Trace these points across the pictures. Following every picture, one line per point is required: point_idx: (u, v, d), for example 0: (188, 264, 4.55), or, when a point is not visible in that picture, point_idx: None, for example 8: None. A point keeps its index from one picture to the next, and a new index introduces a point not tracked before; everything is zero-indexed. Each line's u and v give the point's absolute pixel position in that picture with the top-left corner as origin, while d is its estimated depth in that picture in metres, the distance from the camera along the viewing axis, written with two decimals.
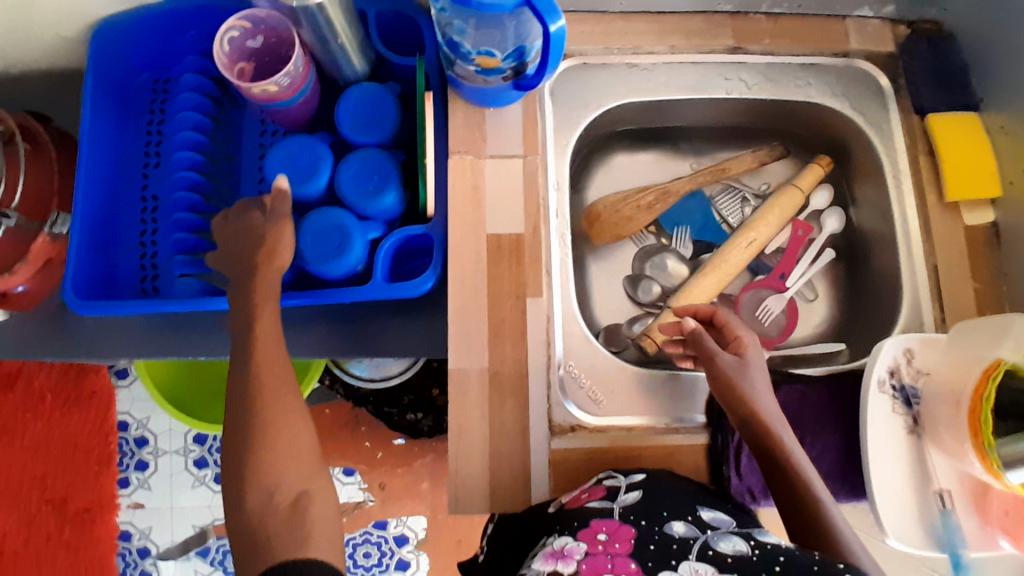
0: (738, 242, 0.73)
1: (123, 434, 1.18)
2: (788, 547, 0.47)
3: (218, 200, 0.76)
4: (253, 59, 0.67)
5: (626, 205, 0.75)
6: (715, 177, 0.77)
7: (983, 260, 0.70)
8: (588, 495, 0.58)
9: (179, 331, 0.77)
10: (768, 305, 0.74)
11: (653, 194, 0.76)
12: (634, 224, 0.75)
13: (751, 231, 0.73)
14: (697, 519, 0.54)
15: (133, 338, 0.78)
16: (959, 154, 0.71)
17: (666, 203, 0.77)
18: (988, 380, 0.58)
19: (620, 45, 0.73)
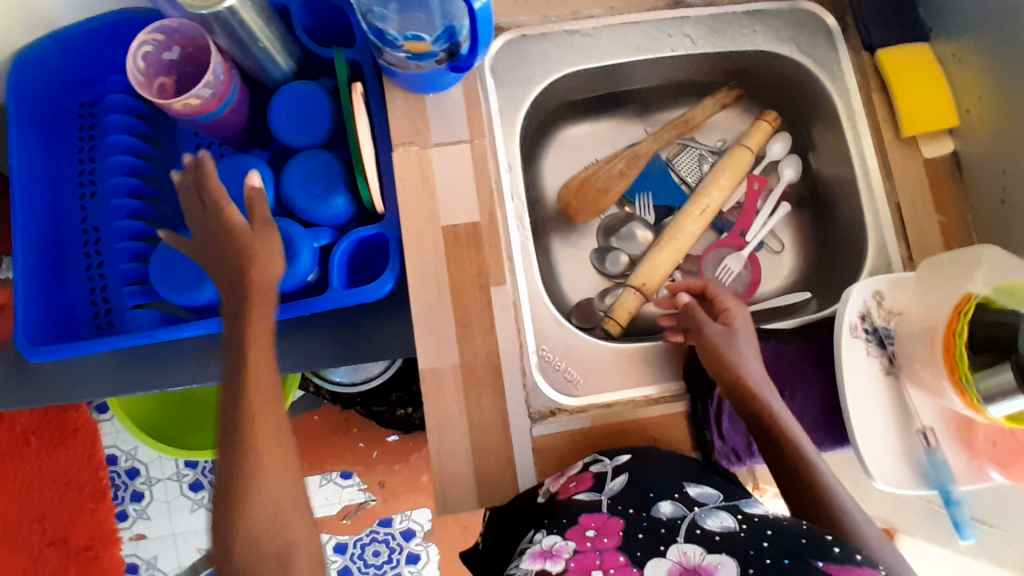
0: (690, 212, 0.72)
1: (113, 468, 1.16)
2: (775, 520, 0.50)
3: (163, 224, 0.72)
4: (173, 72, 0.64)
5: (597, 177, 0.73)
6: (679, 131, 0.75)
7: (947, 191, 0.70)
8: (576, 484, 0.58)
9: (145, 366, 0.72)
10: (728, 264, 0.73)
11: (625, 158, 0.74)
12: (610, 194, 0.73)
13: (700, 202, 0.72)
14: (685, 497, 0.54)
15: (97, 376, 0.73)
16: (914, 87, 0.69)
17: (636, 167, 0.74)
18: (960, 315, 0.57)
19: (558, 13, 0.70)
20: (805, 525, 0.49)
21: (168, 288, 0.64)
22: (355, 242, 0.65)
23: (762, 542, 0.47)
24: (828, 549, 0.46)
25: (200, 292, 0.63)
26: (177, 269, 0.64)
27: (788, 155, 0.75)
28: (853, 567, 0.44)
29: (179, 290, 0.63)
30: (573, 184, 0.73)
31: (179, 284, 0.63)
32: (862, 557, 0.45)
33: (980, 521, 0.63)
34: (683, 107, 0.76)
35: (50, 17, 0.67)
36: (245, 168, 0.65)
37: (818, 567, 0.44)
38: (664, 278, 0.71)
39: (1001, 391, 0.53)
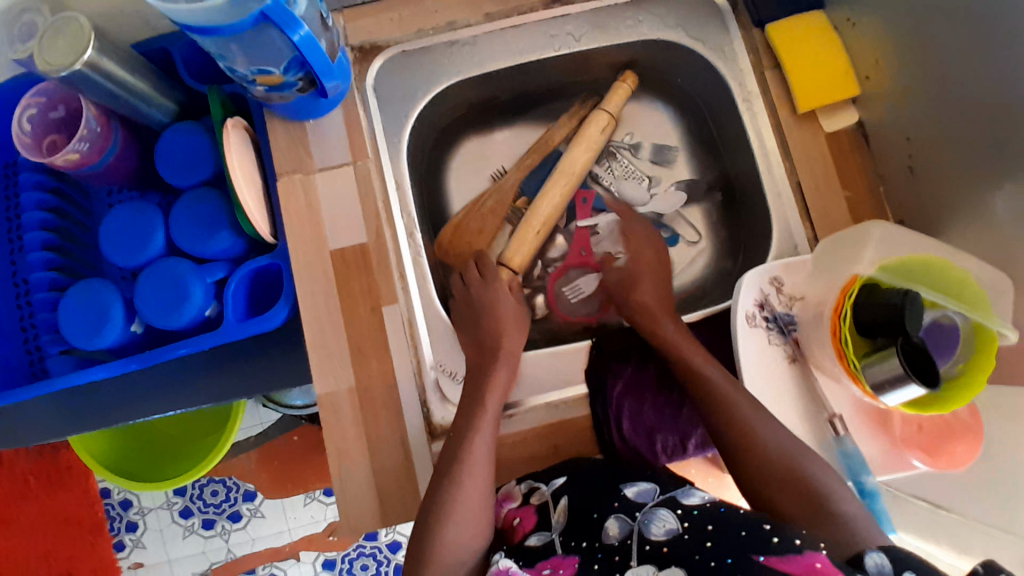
0: (554, 179, 0.70)
1: (107, 500, 1.15)
2: (713, 513, 0.49)
3: (82, 274, 0.73)
4: (63, 130, 0.65)
5: (471, 219, 0.71)
6: (543, 150, 0.73)
7: (855, 164, 0.67)
8: (523, 523, 0.56)
9: (80, 409, 0.71)
10: (580, 285, 0.72)
11: (493, 196, 0.72)
12: (489, 229, 0.71)
13: (563, 168, 0.70)
14: (624, 503, 0.53)
15: (36, 424, 0.72)
16: (806, 60, 0.66)
17: (506, 201, 0.72)
18: (845, 298, 0.54)
19: (434, 25, 0.69)
20: (745, 513, 0.48)
21: (76, 331, 0.66)
22: (248, 274, 0.66)
23: (705, 542, 0.46)
24: (768, 541, 0.44)
25: (104, 335, 0.66)
26: (80, 313, 0.66)
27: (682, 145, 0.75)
28: (792, 555, 0.42)
29: (84, 334, 0.66)
30: (447, 232, 0.71)
31: (89, 326, 0.66)
32: (803, 541, 0.44)
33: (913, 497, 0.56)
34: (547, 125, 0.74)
35: None
36: (136, 211, 0.66)
37: (759, 562, 0.43)
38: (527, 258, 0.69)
39: (889, 379, 0.50)
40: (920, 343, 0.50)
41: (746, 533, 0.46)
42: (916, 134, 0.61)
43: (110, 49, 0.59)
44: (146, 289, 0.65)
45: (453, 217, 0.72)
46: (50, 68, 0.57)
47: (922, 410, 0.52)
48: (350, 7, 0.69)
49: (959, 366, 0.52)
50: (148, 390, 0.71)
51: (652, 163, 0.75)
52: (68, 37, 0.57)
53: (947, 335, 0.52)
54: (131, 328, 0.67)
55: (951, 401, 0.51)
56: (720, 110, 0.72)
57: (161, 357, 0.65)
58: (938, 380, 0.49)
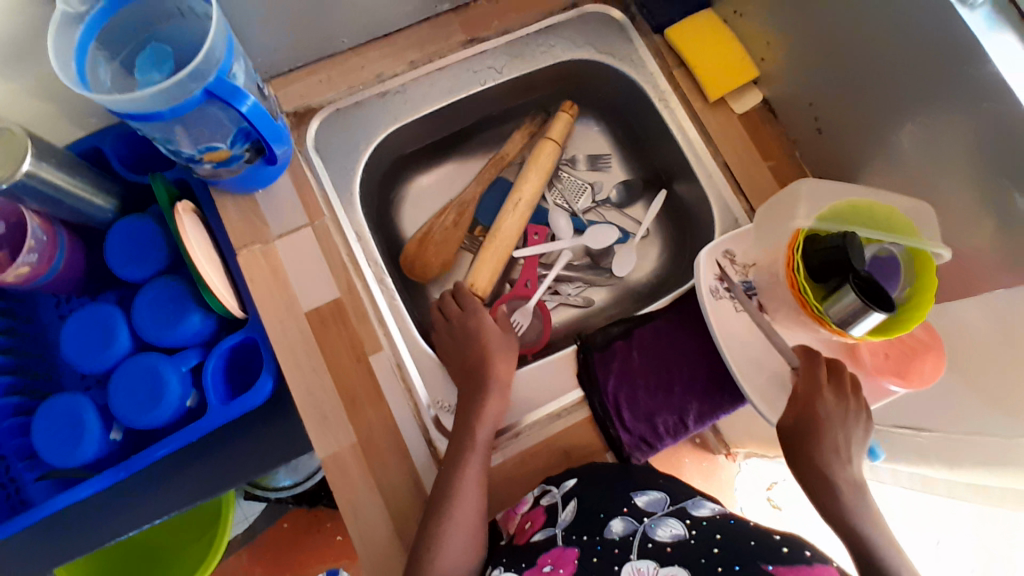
0: (508, 211, 0.74)
1: None
2: (722, 522, 0.51)
3: (43, 391, 0.69)
4: (2, 245, 0.62)
5: (435, 230, 0.75)
6: (500, 166, 0.78)
7: (769, 136, 0.74)
8: (531, 525, 0.58)
9: (64, 533, 0.66)
10: (518, 319, 0.73)
11: (454, 211, 0.76)
12: (451, 243, 0.74)
13: (515, 196, 0.74)
14: (634, 509, 0.55)
15: (16, 561, 0.66)
16: (706, 54, 0.74)
17: (466, 215, 0.76)
18: (794, 251, 0.60)
19: (363, 79, 0.72)
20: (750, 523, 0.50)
21: (52, 451, 0.62)
22: (223, 353, 0.65)
23: (712, 547, 0.48)
24: (777, 550, 0.45)
25: (83, 450, 0.62)
26: (52, 431, 0.62)
27: (612, 151, 0.83)
28: (801, 565, 0.43)
29: (59, 452, 0.62)
30: (412, 243, 0.74)
31: (65, 441, 0.62)
32: (812, 552, 0.44)
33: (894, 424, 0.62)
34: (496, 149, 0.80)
35: None
36: (98, 311, 0.65)
37: (767, 570, 0.44)
38: (493, 278, 0.73)
39: (850, 314, 0.55)
40: (868, 276, 0.55)
41: (755, 540, 0.47)
42: (817, 99, 0.68)
43: (49, 156, 0.59)
44: (120, 390, 0.62)
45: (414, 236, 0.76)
46: None
47: (886, 334, 0.56)
48: (279, 76, 0.71)
49: (906, 291, 0.57)
50: (136, 496, 0.67)
51: (586, 170, 0.82)
52: (5, 149, 0.57)
53: (889, 267, 0.59)
54: (110, 436, 0.64)
55: (906, 321, 0.56)
56: (642, 114, 0.79)
57: (151, 456, 0.63)
58: (892, 304, 0.54)
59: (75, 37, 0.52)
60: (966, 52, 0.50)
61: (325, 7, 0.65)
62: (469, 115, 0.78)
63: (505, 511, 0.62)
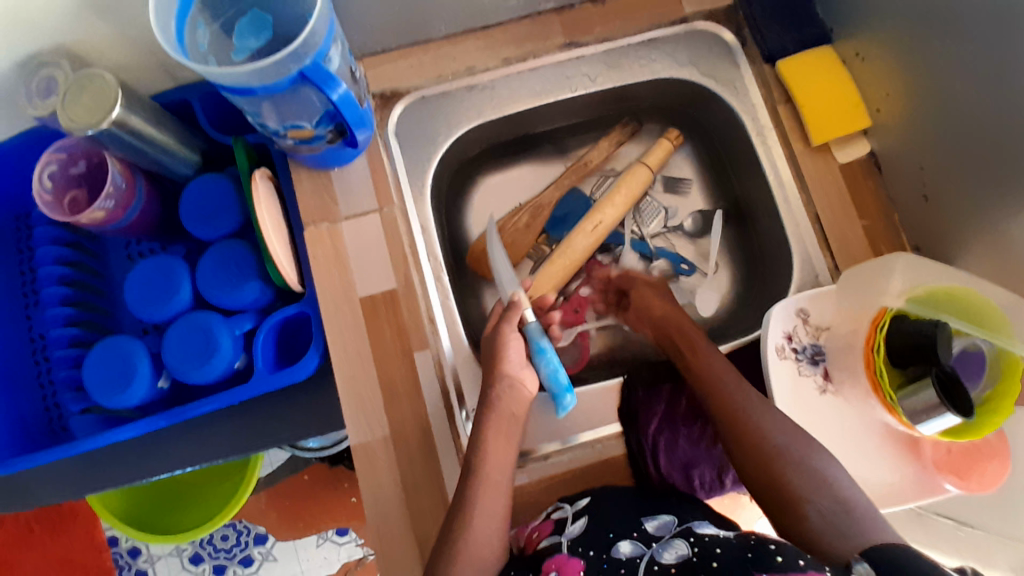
0: (581, 230, 0.71)
1: (115, 548, 1.08)
2: (724, 539, 0.49)
3: (104, 327, 0.73)
4: (84, 184, 0.67)
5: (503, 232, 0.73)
6: (580, 174, 0.75)
7: (869, 192, 0.69)
8: (539, 534, 0.58)
9: (104, 464, 0.70)
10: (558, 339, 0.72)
11: (528, 211, 0.74)
12: (520, 246, 0.73)
13: (593, 222, 0.71)
14: (643, 534, 0.53)
15: (58, 481, 0.70)
16: (815, 95, 0.68)
17: (542, 217, 0.74)
18: (877, 328, 0.56)
19: (453, 70, 0.71)
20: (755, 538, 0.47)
21: (101, 390, 0.65)
22: (276, 323, 0.66)
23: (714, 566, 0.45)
24: (771, 559, 0.43)
25: (131, 393, 0.65)
26: (104, 369, 0.65)
27: (692, 176, 0.78)
28: (795, 573, 0.41)
29: (109, 391, 0.65)
30: (479, 243, 0.73)
31: (116, 382, 0.65)
32: (806, 561, 0.42)
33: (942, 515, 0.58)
34: (575, 154, 0.78)
35: None
36: (162, 265, 0.66)
37: None
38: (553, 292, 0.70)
39: (925, 410, 0.51)
40: (953, 373, 0.51)
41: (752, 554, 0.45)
42: (931, 164, 0.62)
43: (135, 106, 0.60)
44: (173, 343, 0.64)
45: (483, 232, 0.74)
46: (74, 125, 0.58)
47: (956, 436, 0.53)
48: (370, 54, 0.71)
49: (988, 391, 0.53)
50: (173, 442, 0.69)
51: (665, 193, 0.78)
52: (93, 95, 0.58)
53: (974, 363, 0.54)
54: (157, 384, 0.67)
55: (981, 427, 0.52)
56: (735, 147, 0.74)
57: (194, 411, 0.65)
58: (972, 410, 0.50)
59: None
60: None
61: None
62: (553, 119, 0.76)
63: (518, 526, 0.62)
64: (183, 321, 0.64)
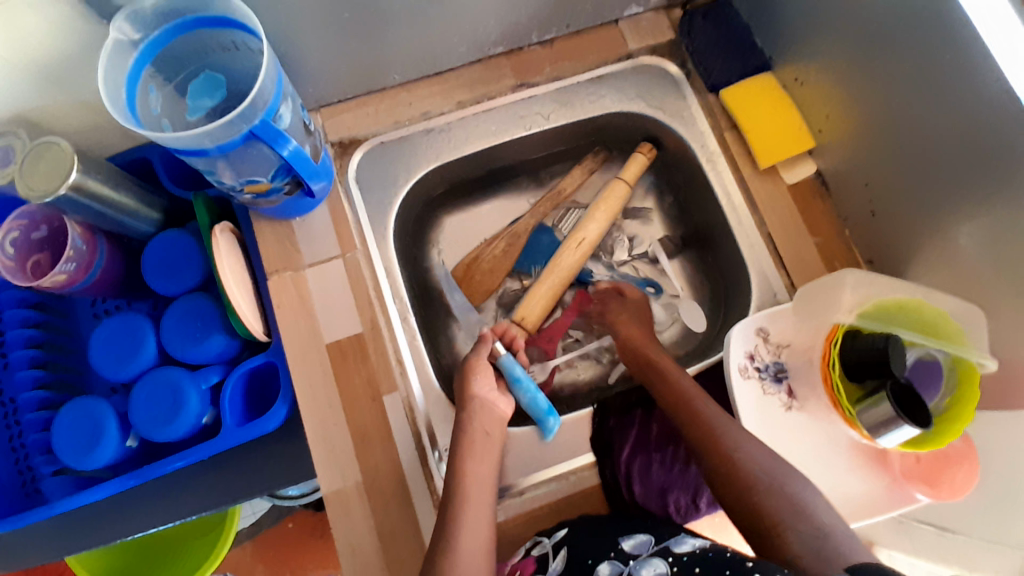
0: (568, 245, 0.73)
1: None
2: (703, 554, 0.48)
3: (71, 388, 0.72)
4: (46, 248, 0.67)
5: (483, 257, 0.75)
6: (556, 202, 0.78)
7: (819, 211, 0.71)
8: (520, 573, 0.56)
9: (72, 530, 0.68)
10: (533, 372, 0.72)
11: (504, 240, 0.76)
12: (497, 274, 0.75)
13: (581, 235, 0.73)
14: (620, 553, 0.53)
15: (25, 552, 0.68)
16: (760, 121, 0.71)
17: (517, 246, 0.76)
18: (832, 343, 0.58)
19: (410, 116, 0.73)
20: (730, 552, 0.47)
21: (71, 453, 0.64)
22: (242, 375, 0.65)
23: None
24: None
25: (100, 454, 0.64)
26: (72, 433, 0.64)
27: (651, 202, 0.80)
28: None
29: (78, 454, 0.64)
30: (460, 266, 0.75)
31: (84, 446, 0.64)
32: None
33: (921, 522, 0.58)
34: (555, 183, 0.79)
35: None
36: (128, 322, 0.66)
37: None
38: (541, 313, 0.71)
39: (881, 423, 0.52)
40: (908, 384, 0.52)
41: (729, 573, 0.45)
42: (874, 180, 0.65)
43: (90, 170, 0.61)
44: (140, 402, 0.64)
45: (467, 254, 0.76)
46: (33, 193, 0.59)
47: (917, 447, 0.53)
48: (327, 105, 0.73)
49: (945, 401, 0.54)
50: (143, 503, 0.68)
51: (629, 220, 0.80)
52: (49, 162, 0.59)
53: (931, 372, 0.55)
54: (126, 443, 0.66)
55: (942, 436, 0.52)
56: (688, 175, 0.77)
57: (164, 469, 0.64)
58: (929, 420, 0.51)
59: (128, 63, 0.53)
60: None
61: (378, 44, 0.66)
62: (508, 157, 0.77)
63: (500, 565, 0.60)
64: (149, 379, 0.64)
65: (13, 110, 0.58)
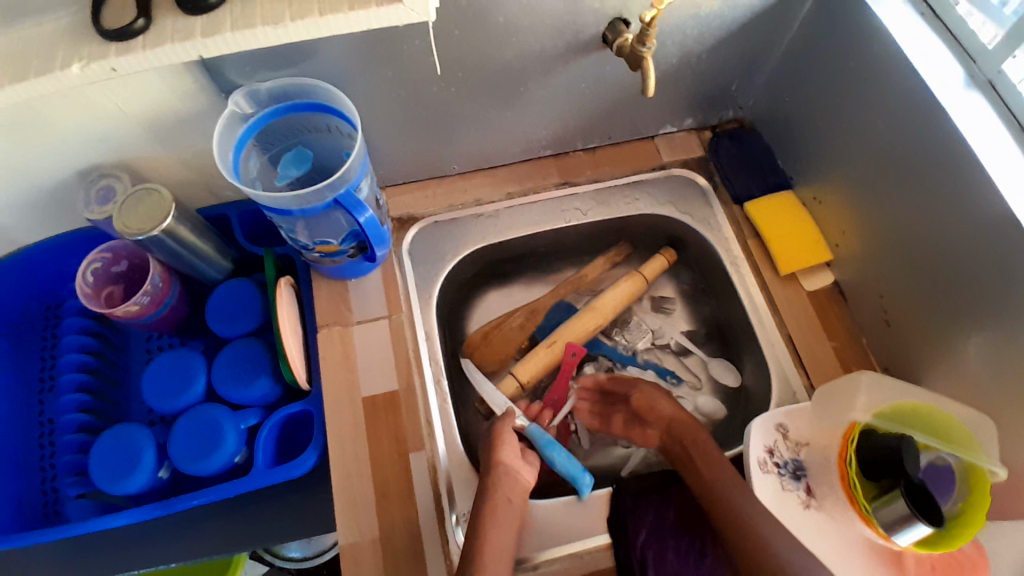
0: (584, 314, 0.79)
1: None
2: None
3: (110, 416, 0.76)
4: (121, 282, 0.75)
5: (501, 327, 0.79)
6: (578, 285, 0.83)
7: (836, 318, 0.75)
8: None
9: (83, 556, 0.69)
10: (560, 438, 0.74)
11: (523, 313, 0.81)
12: (512, 343, 0.79)
13: (595, 306, 0.79)
14: None
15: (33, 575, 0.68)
16: (780, 231, 0.78)
17: (535, 320, 0.81)
18: (848, 442, 0.59)
19: (463, 201, 0.82)
20: None
21: (107, 477, 0.67)
22: (279, 420, 0.69)
23: None
24: None
25: (133, 480, 0.67)
26: (110, 458, 0.67)
27: (677, 300, 0.84)
28: None
29: (112, 478, 0.67)
30: (476, 337, 0.79)
31: (119, 472, 0.67)
32: None
33: None
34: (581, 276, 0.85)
35: (22, 238, 0.74)
36: (182, 361, 0.71)
37: None
38: (535, 377, 0.75)
39: (899, 518, 0.53)
40: (919, 485, 0.53)
41: None
42: (887, 292, 0.69)
43: (181, 217, 0.69)
44: (181, 436, 0.67)
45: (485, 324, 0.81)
46: (127, 229, 0.66)
47: (931, 548, 0.54)
48: (392, 185, 0.82)
49: (958, 505, 0.54)
50: (157, 537, 0.69)
51: (652, 314, 0.83)
52: (147, 206, 0.67)
53: (944, 476, 0.56)
54: (158, 474, 0.69)
55: (954, 538, 0.53)
56: (714, 277, 0.82)
57: (185, 504, 0.65)
58: (942, 518, 0.52)
59: (236, 132, 0.62)
60: (1022, 267, 0.53)
61: (446, 139, 0.76)
62: (549, 246, 0.85)
63: None
64: (192, 414, 0.68)
65: (131, 161, 0.68)
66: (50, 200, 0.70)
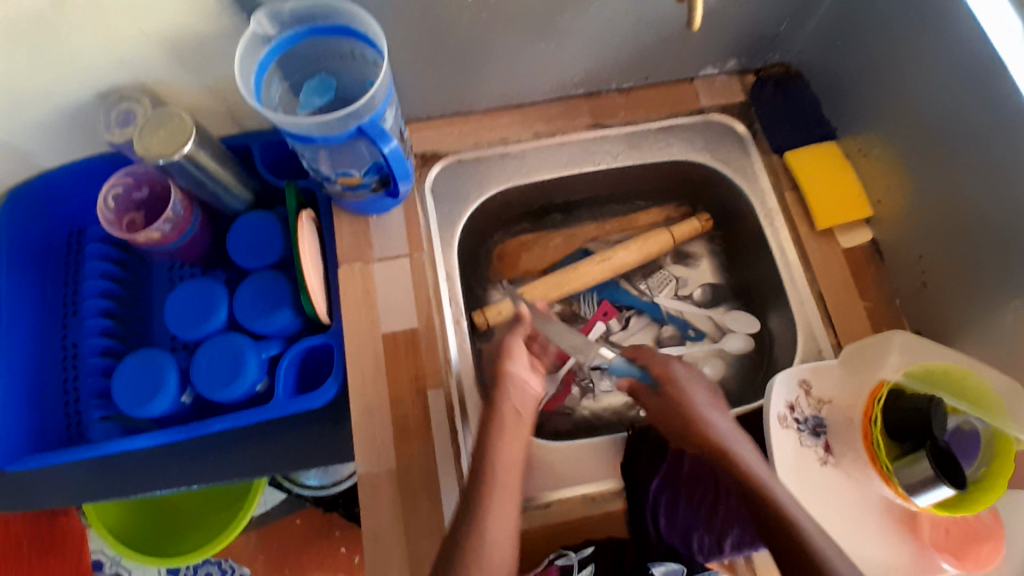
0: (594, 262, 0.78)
1: None
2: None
3: (134, 341, 0.77)
4: (142, 209, 0.74)
5: (536, 243, 0.82)
6: (624, 227, 0.83)
7: (871, 277, 0.72)
8: None
9: (109, 475, 0.71)
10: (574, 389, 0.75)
11: (562, 237, 0.83)
12: (543, 257, 0.82)
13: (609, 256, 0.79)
14: None
15: (63, 490, 0.71)
16: (820, 182, 0.74)
17: (571, 245, 0.83)
18: (875, 400, 0.58)
19: (489, 139, 0.79)
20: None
21: (131, 399, 0.68)
22: (299, 353, 0.69)
23: None
24: None
25: (157, 403, 0.68)
26: (134, 380, 0.69)
27: (702, 253, 0.83)
28: None
29: (136, 401, 0.68)
30: (512, 243, 0.82)
31: (142, 395, 0.68)
32: None
33: None
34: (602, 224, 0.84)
35: (43, 161, 0.73)
36: (205, 289, 0.71)
37: None
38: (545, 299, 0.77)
39: (924, 479, 0.53)
40: (946, 448, 0.53)
41: None
42: (928, 253, 0.66)
43: (203, 142, 0.68)
44: (203, 362, 0.68)
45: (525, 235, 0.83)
46: (149, 153, 0.65)
47: (951, 511, 0.54)
48: (416, 120, 0.79)
49: (981, 471, 0.54)
50: (180, 460, 0.71)
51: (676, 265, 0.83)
52: (168, 129, 0.65)
53: (969, 442, 0.56)
54: (181, 398, 0.70)
55: (974, 502, 0.53)
56: (745, 229, 0.79)
57: (208, 429, 0.67)
58: (965, 482, 0.52)
59: (259, 55, 0.59)
60: None
61: (474, 73, 0.73)
62: (575, 191, 0.82)
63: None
64: (215, 341, 0.68)
65: (152, 83, 0.66)
66: (70, 121, 0.68)
